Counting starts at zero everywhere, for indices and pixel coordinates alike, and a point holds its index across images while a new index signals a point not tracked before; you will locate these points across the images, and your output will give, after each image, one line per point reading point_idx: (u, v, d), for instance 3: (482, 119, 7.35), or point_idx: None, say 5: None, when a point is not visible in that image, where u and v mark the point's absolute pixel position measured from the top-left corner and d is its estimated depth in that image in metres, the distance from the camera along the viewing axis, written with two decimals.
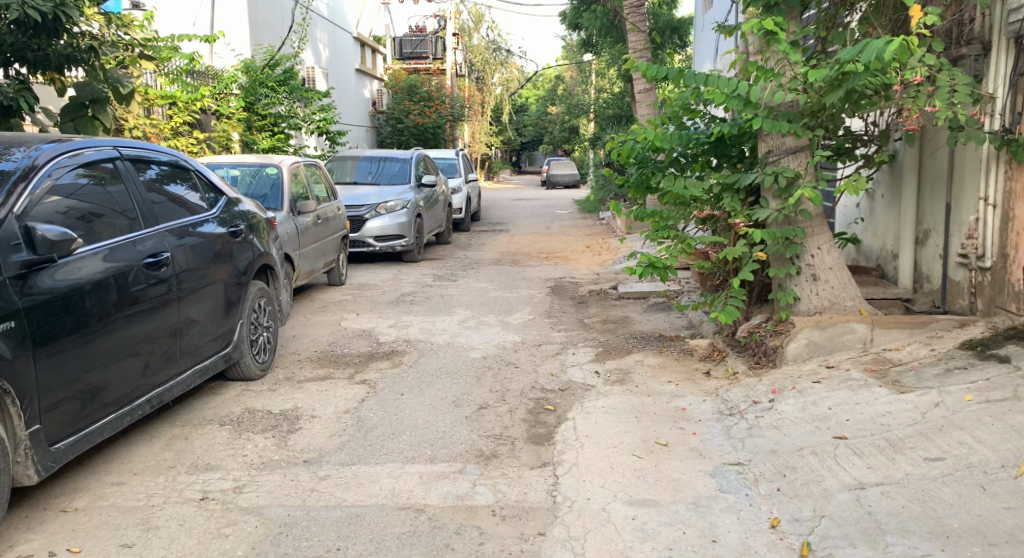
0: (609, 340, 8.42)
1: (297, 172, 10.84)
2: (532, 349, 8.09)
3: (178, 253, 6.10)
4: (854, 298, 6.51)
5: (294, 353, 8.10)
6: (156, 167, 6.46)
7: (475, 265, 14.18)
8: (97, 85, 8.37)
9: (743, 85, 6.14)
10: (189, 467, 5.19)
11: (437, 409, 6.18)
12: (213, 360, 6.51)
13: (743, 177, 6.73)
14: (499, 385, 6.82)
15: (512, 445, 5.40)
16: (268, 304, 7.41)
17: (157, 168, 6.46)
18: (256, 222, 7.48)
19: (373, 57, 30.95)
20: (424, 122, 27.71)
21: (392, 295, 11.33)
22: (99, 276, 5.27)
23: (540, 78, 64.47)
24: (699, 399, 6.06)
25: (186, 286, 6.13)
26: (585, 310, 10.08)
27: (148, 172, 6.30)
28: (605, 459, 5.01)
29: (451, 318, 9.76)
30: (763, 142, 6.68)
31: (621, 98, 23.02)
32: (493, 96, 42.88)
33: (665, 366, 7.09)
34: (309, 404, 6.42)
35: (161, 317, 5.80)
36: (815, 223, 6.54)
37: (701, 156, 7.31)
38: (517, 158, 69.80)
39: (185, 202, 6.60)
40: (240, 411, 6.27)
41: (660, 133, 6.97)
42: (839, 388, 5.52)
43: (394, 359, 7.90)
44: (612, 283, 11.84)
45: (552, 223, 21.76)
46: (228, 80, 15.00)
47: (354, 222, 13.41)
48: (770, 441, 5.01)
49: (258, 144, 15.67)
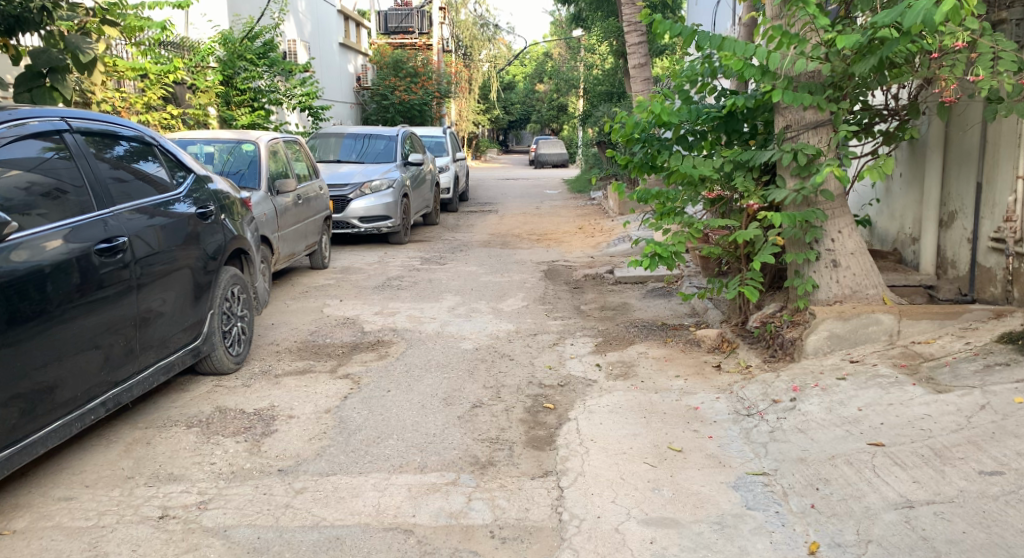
0: (609, 329, 7.92)
1: (276, 148, 10.24)
2: (528, 339, 7.58)
3: (146, 234, 5.59)
4: (876, 286, 6.01)
5: (272, 344, 7.56)
6: (126, 143, 5.96)
7: (464, 247, 13.64)
8: (55, 53, 7.87)
9: (762, 51, 5.65)
10: (150, 478, 4.67)
11: (426, 409, 5.65)
12: (182, 353, 5.96)
13: (758, 154, 6.24)
14: (493, 380, 6.31)
15: (510, 450, 4.89)
16: (242, 292, 6.85)
17: (126, 144, 5.96)
18: (229, 203, 6.92)
19: (358, 31, 30.20)
20: (410, 98, 27.07)
21: (377, 279, 10.78)
22: (60, 258, 4.80)
23: (527, 55, 63.68)
24: (712, 397, 5.57)
25: (154, 271, 5.61)
26: (582, 296, 9.58)
27: (115, 148, 5.80)
28: (613, 468, 4.52)
29: (440, 304, 9.22)
30: (780, 116, 6.17)
31: (612, 74, 22.45)
32: (480, 73, 42.16)
33: (672, 359, 6.60)
34: (287, 403, 5.89)
35: (127, 304, 5.29)
36: (837, 205, 6.02)
37: (710, 133, 6.81)
38: (504, 137, 69.07)
39: (156, 180, 6.09)
40: (210, 411, 5.74)
41: (666, 107, 6.47)
42: (868, 386, 5.01)
43: (379, 350, 7.37)
44: (608, 267, 11.33)
45: (542, 203, 21.20)
46: (204, 51, 14.39)
47: (337, 202, 12.82)
48: (796, 447, 4.52)
49: (236, 120, 15.04)
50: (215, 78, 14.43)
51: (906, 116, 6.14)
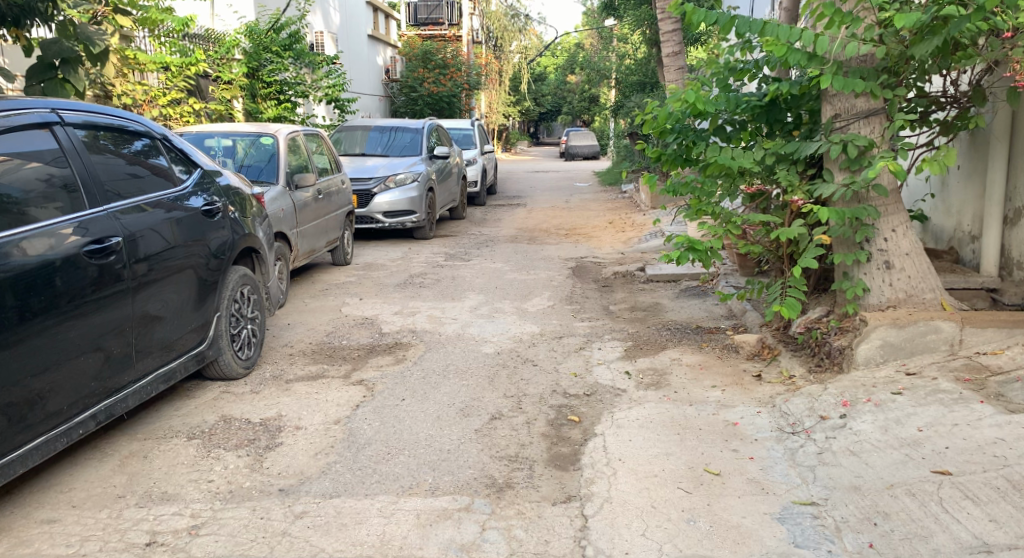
0: (639, 332, 7.48)
1: (295, 141, 9.85)
2: (553, 343, 7.16)
3: (162, 228, 5.41)
4: (934, 289, 5.51)
5: (285, 346, 7.19)
6: (143, 140, 5.80)
7: (490, 242, 13.23)
8: (67, 44, 7.44)
9: (809, 34, 5.23)
10: (141, 497, 4.31)
11: (441, 420, 5.25)
12: (184, 359, 5.55)
13: (803, 146, 5.77)
14: (515, 389, 5.89)
15: (531, 470, 4.47)
16: (252, 293, 6.47)
17: (144, 141, 5.80)
18: (240, 199, 6.54)
19: (386, 22, 29.83)
20: (439, 90, 26.70)
21: (399, 276, 10.40)
22: (74, 251, 4.63)
23: (558, 46, 63.08)
24: (753, 411, 5.11)
25: (168, 267, 5.38)
26: (611, 296, 9.14)
27: (133, 143, 5.66)
28: (644, 493, 4.09)
29: (463, 304, 8.82)
30: (829, 104, 5.69)
31: (645, 64, 21.93)
32: (511, 64, 41.63)
33: (707, 367, 6.15)
34: (295, 412, 5.50)
35: (139, 300, 5.09)
36: (891, 200, 5.53)
37: (750, 123, 6.35)
38: (534, 128, 68.58)
39: (167, 176, 5.83)
40: (214, 420, 5.34)
41: (702, 95, 6.02)
42: (927, 403, 4.53)
43: (396, 353, 6.98)
44: (638, 264, 10.87)
45: (571, 196, 20.74)
46: (229, 43, 14.04)
47: (361, 196, 12.46)
48: (848, 472, 4.05)
49: (262, 113, 14.67)
50: (239, 70, 14.05)
51: (968, 103, 5.69)
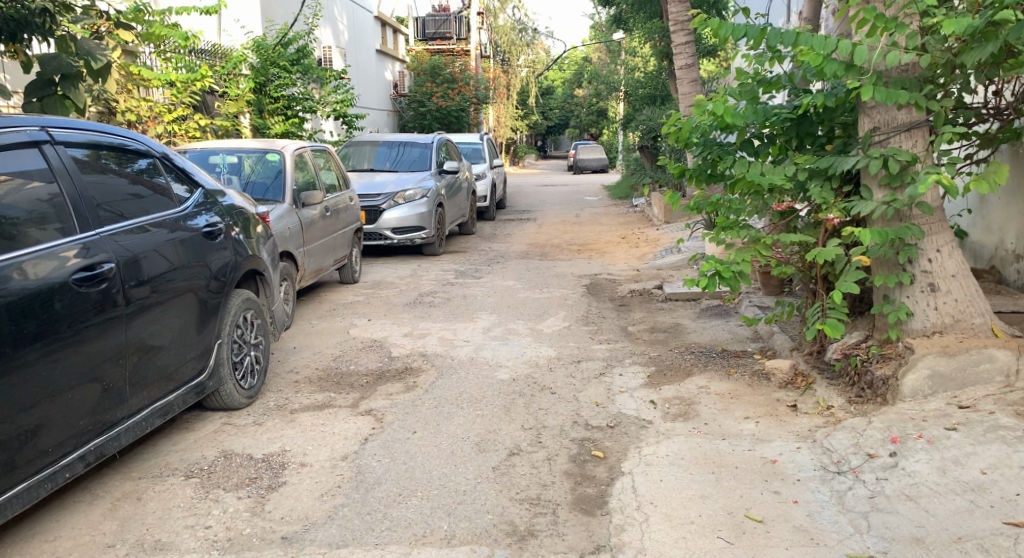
0: (661, 356, 7.11)
1: (302, 157, 9.52)
2: (571, 368, 6.79)
3: (166, 249, 5.11)
4: (983, 314, 5.14)
5: (291, 372, 6.84)
6: (148, 159, 5.52)
7: (501, 259, 12.89)
8: (67, 59, 7.08)
9: (846, 43, 4.91)
10: (132, 546, 3.96)
11: (456, 457, 4.89)
12: (183, 391, 5.19)
13: (838, 161, 5.42)
14: (533, 420, 5.53)
15: (555, 516, 4.12)
16: (256, 317, 6.12)
17: (148, 160, 5.52)
18: (243, 220, 6.19)
19: (394, 36, 29.60)
20: (447, 104, 26.45)
21: (409, 296, 10.06)
22: (61, 279, 4.27)
23: (565, 59, 62.90)
24: (792, 447, 4.76)
25: (171, 290, 5.07)
26: (628, 316, 8.77)
27: (136, 162, 5.38)
28: (681, 545, 3.80)
29: (475, 325, 8.46)
30: (867, 116, 5.34)
31: (656, 76, 21.63)
32: (519, 77, 41.38)
33: (738, 396, 5.79)
34: (300, 446, 5.13)
35: (141, 325, 4.77)
36: (936, 218, 5.17)
37: (780, 137, 6.00)
38: (541, 141, 68.37)
39: (167, 196, 5.48)
40: (214, 455, 4.97)
41: (730, 107, 5.67)
42: (988, 441, 4.25)
43: (407, 380, 6.62)
44: (656, 282, 10.52)
45: (581, 210, 20.39)
46: (236, 58, 13.77)
47: (369, 213, 12.13)
48: (906, 522, 3.78)
49: (269, 128, 14.37)
50: (246, 85, 13.74)
51: (1013, 116, 5.35)
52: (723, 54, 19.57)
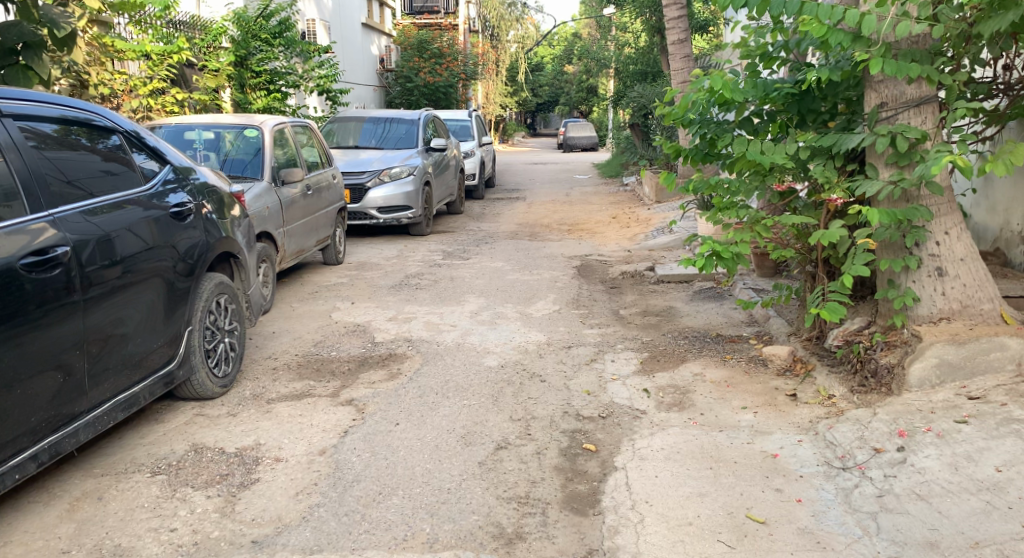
0: (654, 341, 6.87)
1: (282, 133, 9.20)
2: (561, 354, 6.54)
3: (136, 229, 4.86)
4: (992, 299, 4.91)
5: (268, 358, 6.56)
6: (116, 135, 5.23)
7: (490, 239, 12.61)
8: (29, 26, 6.72)
9: (853, 13, 4.65)
10: (91, 552, 3.70)
11: (440, 451, 4.63)
12: (151, 381, 4.91)
13: (841, 139, 5.17)
14: (522, 411, 5.28)
15: (544, 516, 3.89)
16: (230, 302, 5.84)
17: (116, 136, 5.22)
18: (215, 201, 5.88)
19: (381, 10, 29.10)
20: (435, 81, 26.06)
21: (394, 277, 9.78)
22: (8, 265, 3.95)
23: (555, 36, 62.37)
24: (793, 440, 4.53)
25: (140, 273, 4.81)
26: (620, 299, 8.52)
27: (100, 138, 5.06)
28: (679, 550, 3.57)
29: (462, 308, 8.20)
30: (873, 91, 5.08)
31: (646, 53, 21.31)
32: (507, 54, 40.89)
33: (735, 384, 5.55)
34: (276, 439, 4.87)
35: (105, 311, 4.50)
36: (944, 199, 4.93)
37: (781, 114, 5.76)
38: (530, 119, 67.84)
39: (132, 175, 5.16)
40: (184, 449, 4.71)
41: (729, 81, 5.41)
42: (1002, 436, 4.03)
43: (390, 367, 6.36)
44: (647, 262, 10.29)
45: (571, 189, 20.12)
46: (216, 30, 13.38)
47: (354, 191, 11.82)
48: (919, 523, 3.59)
49: (251, 104, 14.01)
50: (226, 59, 13.37)
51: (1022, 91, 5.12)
52: (715, 30, 19.29)
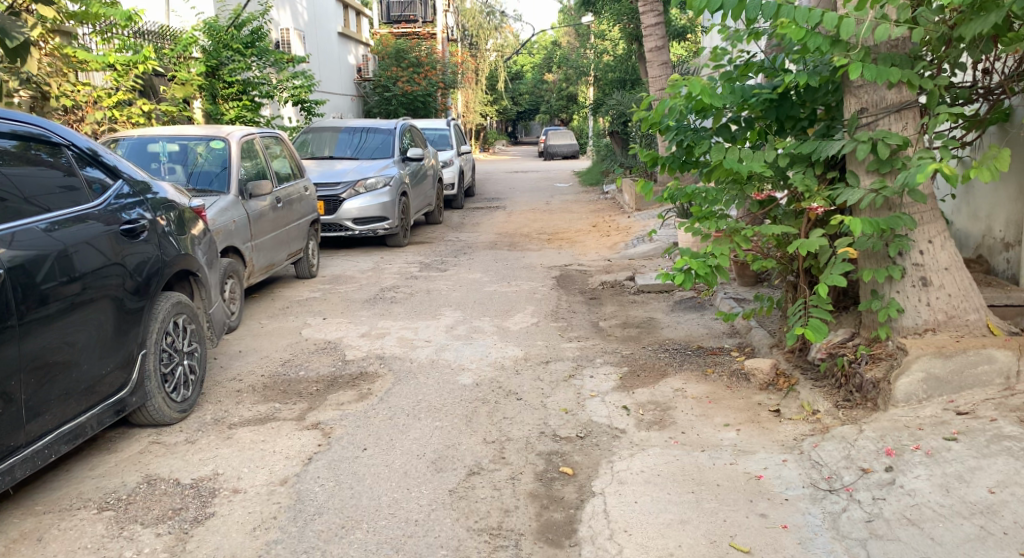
0: (634, 354, 6.68)
1: (251, 144, 8.97)
2: (538, 370, 6.34)
3: (80, 250, 4.64)
4: (978, 310, 4.75)
5: (234, 380, 6.32)
6: (65, 151, 5.01)
7: (468, 250, 12.40)
8: None
9: (830, 17, 4.49)
10: None
11: (409, 478, 4.48)
12: (100, 410, 4.73)
13: (821, 146, 5.01)
14: (496, 432, 5.08)
15: (516, 550, 3.74)
16: (189, 322, 5.62)
17: (64, 153, 5.00)
18: (174, 217, 5.66)
19: (358, 20, 28.90)
20: (414, 90, 25.88)
21: (369, 291, 9.56)
22: None
23: (534, 44, 62.37)
24: (777, 460, 4.34)
25: (83, 297, 4.59)
26: (600, 310, 8.34)
27: (46, 155, 4.84)
28: None
29: (437, 322, 7.98)
30: (852, 96, 4.92)
31: (625, 60, 21.19)
32: (487, 62, 40.77)
33: (717, 400, 5.37)
34: (234, 468, 4.75)
35: (43, 338, 4.32)
36: (927, 206, 4.76)
37: (759, 120, 5.60)
38: (511, 127, 67.75)
39: (80, 192, 4.94)
40: (136, 482, 4.61)
41: (706, 87, 5.25)
42: (992, 455, 3.87)
43: (360, 387, 6.13)
44: (628, 272, 10.12)
45: (552, 197, 19.96)
46: (186, 40, 13.13)
47: (328, 203, 11.59)
48: (910, 551, 3.42)
49: (223, 115, 13.73)
50: (197, 69, 13.12)
51: (1003, 94, 4.97)
52: (693, 37, 19.21)
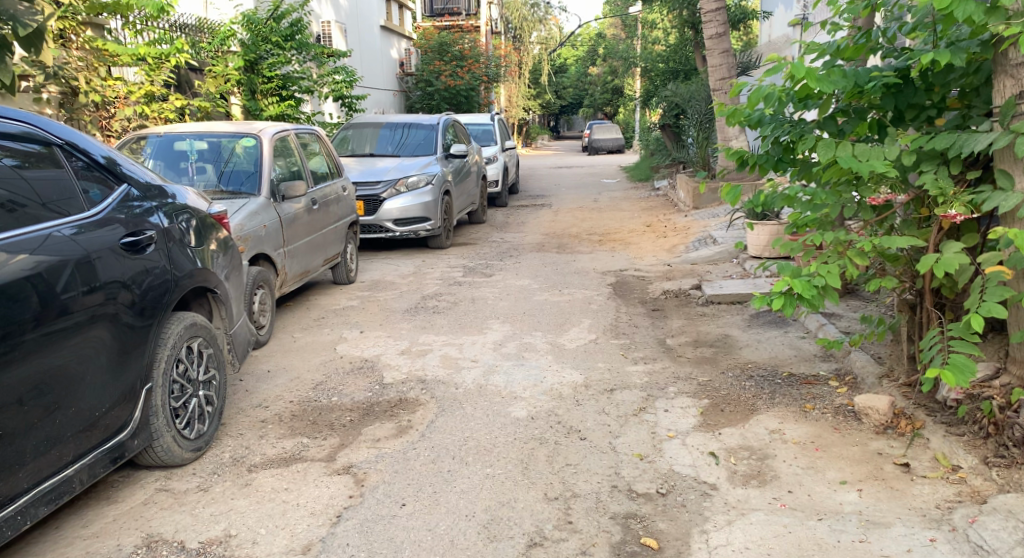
0: (713, 382, 5.76)
1: (284, 141, 8.17)
2: (604, 401, 5.45)
3: (78, 264, 3.88)
4: None
5: (258, 407, 5.53)
6: (79, 154, 4.29)
7: (514, 252, 11.54)
8: None
9: None
10: None
11: (457, 550, 3.66)
12: (92, 459, 3.94)
13: (964, 141, 4.06)
14: (559, 486, 4.22)
15: None
16: (205, 346, 4.83)
17: (78, 155, 4.28)
18: (190, 225, 4.86)
19: (401, 12, 28.12)
20: (456, 84, 25.06)
21: (409, 299, 8.75)
22: None
23: (578, 37, 61.33)
24: (923, 539, 3.55)
25: (73, 322, 3.80)
26: (666, 325, 7.42)
27: (58, 157, 4.15)
28: None
29: (485, 338, 7.12)
30: (1008, 79, 4.02)
31: (679, 50, 20.14)
32: (531, 55, 39.77)
33: (826, 447, 4.44)
34: (249, 526, 3.97)
35: (18, 373, 3.54)
36: None
37: (872, 111, 4.66)
38: (553, 121, 66.75)
39: (97, 198, 4.24)
40: (134, 545, 3.85)
41: (813, 69, 4.30)
42: None
43: (399, 418, 5.29)
44: (692, 280, 9.17)
45: (600, 194, 19.01)
46: (224, 33, 12.41)
47: (367, 202, 10.78)
48: None
49: (262, 110, 12.96)
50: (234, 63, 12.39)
51: None
52: (750, 25, 18.10)
